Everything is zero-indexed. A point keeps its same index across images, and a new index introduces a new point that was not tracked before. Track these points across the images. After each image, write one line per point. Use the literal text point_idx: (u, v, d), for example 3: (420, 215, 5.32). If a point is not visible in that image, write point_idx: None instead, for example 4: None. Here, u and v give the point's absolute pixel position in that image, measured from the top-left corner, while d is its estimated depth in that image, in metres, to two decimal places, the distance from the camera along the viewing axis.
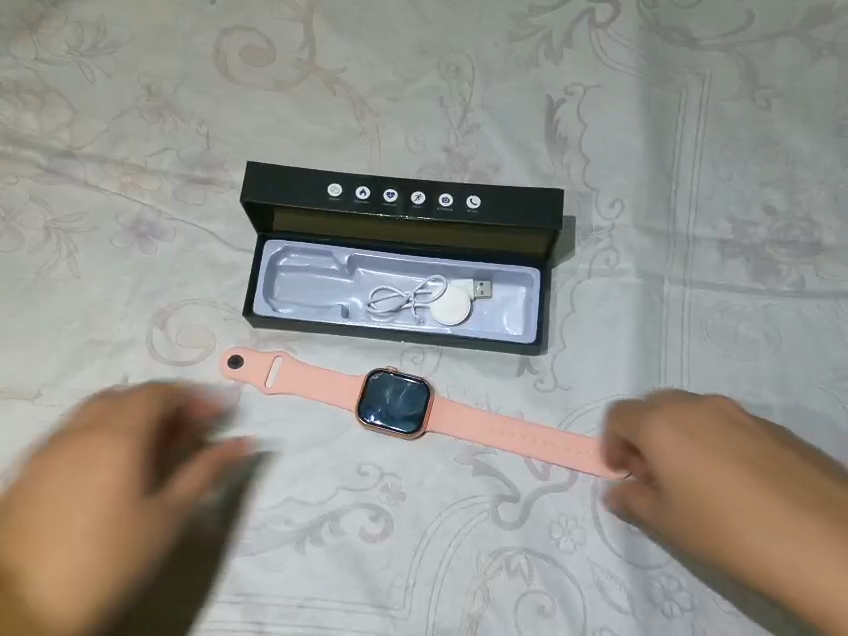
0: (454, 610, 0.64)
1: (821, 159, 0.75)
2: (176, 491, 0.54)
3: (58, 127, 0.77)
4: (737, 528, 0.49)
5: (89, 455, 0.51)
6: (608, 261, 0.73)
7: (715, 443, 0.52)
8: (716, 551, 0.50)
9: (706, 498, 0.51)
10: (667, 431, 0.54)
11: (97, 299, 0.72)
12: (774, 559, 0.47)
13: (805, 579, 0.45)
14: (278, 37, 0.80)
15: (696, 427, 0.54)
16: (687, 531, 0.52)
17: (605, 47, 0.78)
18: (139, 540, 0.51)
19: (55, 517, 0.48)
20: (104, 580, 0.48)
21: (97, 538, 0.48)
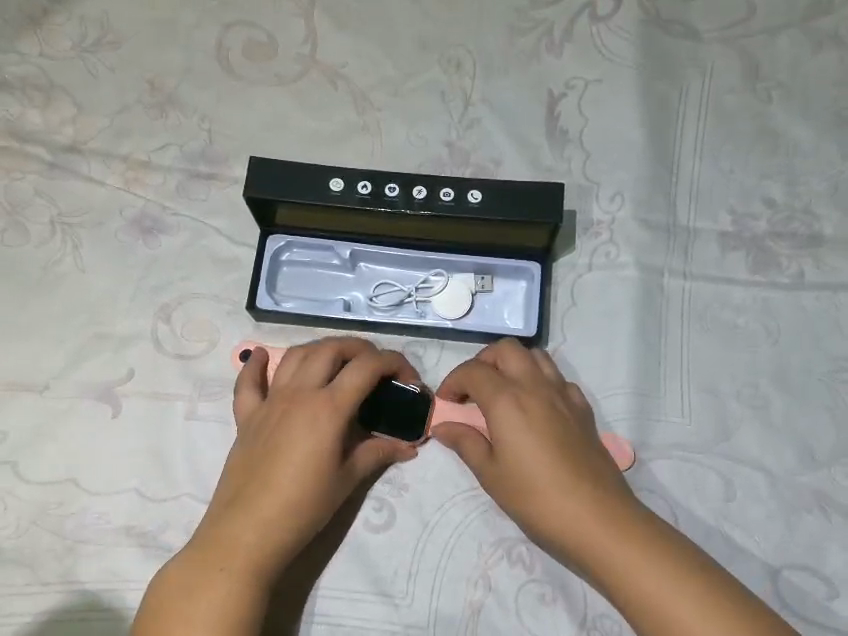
0: (456, 598, 0.65)
1: (822, 151, 0.75)
2: (366, 458, 0.65)
3: (62, 122, 0.78)
4: (555, 507, 0.58)
5: (308, 427, 0.60)
6: (608, 254, 0.73)
7: (538, 425, 0.60)
8: (536, 523, 0.59)
9: (535, 482, 0.59)
10: (503, 416, 0.61)
11: (102, 293, 0.73)
12: (585, 539, 0.56)
13: (609, 560, 0.55)
14: (279, 31, 0.80)
15: (520, 411, 0.61)
16: (515, 501, 0.60)
17: (606, 40, 0.78)
18: (336, 497, 0.61)
19: (287, 481, 0.59)
20: (291, 534, 0.58)
21: (314, 501, 0.59)
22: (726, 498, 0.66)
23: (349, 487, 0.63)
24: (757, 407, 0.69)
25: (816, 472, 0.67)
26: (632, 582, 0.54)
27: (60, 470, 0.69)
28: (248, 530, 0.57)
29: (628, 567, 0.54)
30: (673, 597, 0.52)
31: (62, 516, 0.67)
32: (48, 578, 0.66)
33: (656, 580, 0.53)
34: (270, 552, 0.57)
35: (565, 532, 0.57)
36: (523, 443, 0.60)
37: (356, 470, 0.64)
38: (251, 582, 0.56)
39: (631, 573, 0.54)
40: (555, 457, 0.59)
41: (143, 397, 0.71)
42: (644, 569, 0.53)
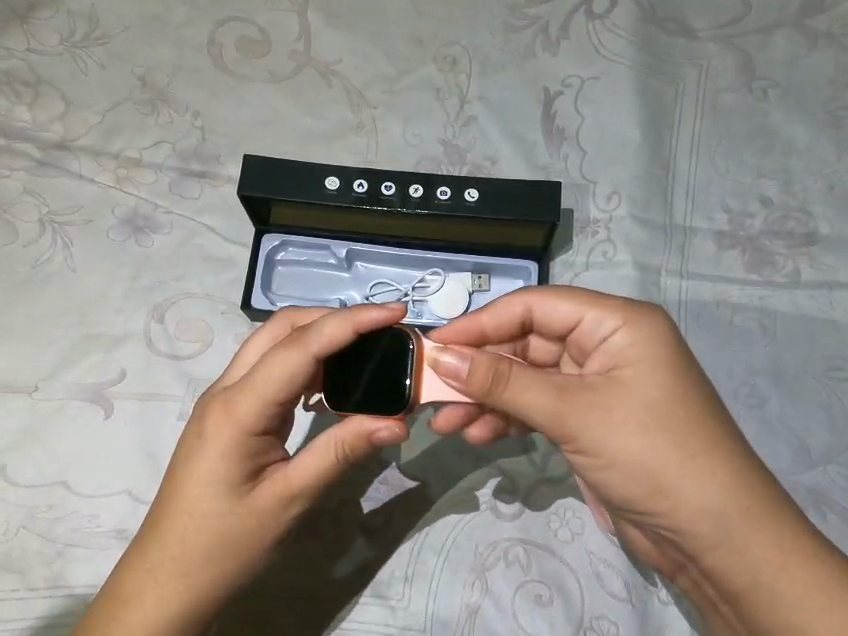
0: (452, 600, 0.65)
1: (818, 149, 0.75)
2: (308, 471, 0.54)
3: (51, 119, 0.76)
4: (704, 457, 0.50)
5: (203, 436, 0.54)
6: (605, 253, 0.73)
7: (688, 365, 0.53)
8: (672, 474, 0.50)
9: (683, 423, 0.51)
10: (655, 343, 0.53)
11: (94, 292, 0.72)
12: (730, 494, 0.50)
13: (755, 519, 0.50)
14: (272, 27, 0.79)
15: (675, 344, 0.53)
16: (645, 447, 0.50)
17: (603, 38, 0.78)
18: (256, 531, 0.54)
19: (188, 521, 0.54)
20: (203, 576, 0.54)
21: (222, 542, 0.54)
22: None
23: (280, 514, 0.55)
24: (753, 407, 0.68)
25: (813, 472, 0.66)
26: (774, 544, 0.50)
27: (51, 473, 0.67)
28: (153, 572, 0.54)
29: (773, 526, 0.50)
30: (815, 563, 0.49)
31: (52, 519, 0.66)
32: (37, 582, 0.65)
33: (797, 541, 0.50)
34: (176, 576, 0.54)
35: (707, 486, 0.50)
36: (675, 378, 0.52)
37: (290, 483, 0.54)
38: (159, 628, 0.53)
39: (780, 534, 0.50)
40: (707, 406, 0.52)
41: (135, 398, 0.70)
42: (787, 530, 0.50)
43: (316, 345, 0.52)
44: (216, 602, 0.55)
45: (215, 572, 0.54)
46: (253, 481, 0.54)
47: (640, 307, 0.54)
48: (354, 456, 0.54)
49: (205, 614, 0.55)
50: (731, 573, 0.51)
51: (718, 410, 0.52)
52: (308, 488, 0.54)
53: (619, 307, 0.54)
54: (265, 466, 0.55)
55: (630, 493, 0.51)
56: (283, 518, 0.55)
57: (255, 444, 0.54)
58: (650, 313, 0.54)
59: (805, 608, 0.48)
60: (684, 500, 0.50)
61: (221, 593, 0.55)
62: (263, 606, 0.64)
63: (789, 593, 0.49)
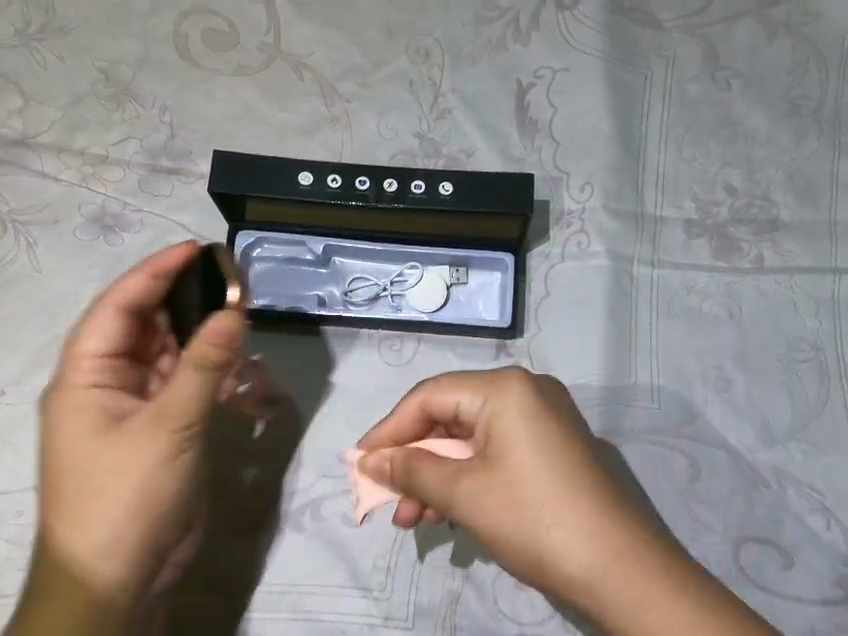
0: (434, 587, 0.66)
1: (779, 137, 0.77)
2: (173, 390, 0.52)
3: (10, 114, 0.74)
4: (564, 520, 0.48)
5: (59, 403, 0.55)
6: (579, 243, 0.74)
7: (546, 425, 0.51)
8: (538, 543, 0.49)
9: (546, 489, 0.49)
10: (510, 415, 0.52)
11: (63, 292, 0.70)
12: (588, 552, 0.47)
13: (615, 573, 0.47)
14: (240, 20, 0.78)
15: (538, 408, 0.52)
16: (516, 524, 0.49)
17: (573, 29, 0.79)
18: (125, 460, 0.52)
19: (79, 463, 0.53)
20: (82, 518, 0.52)
21: (125, 471, 0.52)
22: (693, 477, 0.68)
23: (139, 441, 0.53)
24: (721, 389, 0.70)
25: (777, 449, 0.69)
26: (641, 602, 0.46)
27: (23, 477, 0.66)
28: (75, 522, 0.52)
29: (634, 579, 0.46)
30: (676, 609, 0.45)
31: (24, 524, 0.65)
32: (11, 587, 0.63)
33: (657, 592, 0.46)
34: (97, 523, 0.52)
35: (572, 551, 0.48)
36: (537, 446, 0.51)
37: (155, 420, 0.53)
38: (112, 570, 0.53)
39: (645, 588, 0.46)
40: (576, 471, 0.50)
41: None
42: (659, 580, 0.46)
43: (118, 292, 0.57)
44: (120, 544, 0.53)
45: (110, 510, 0.52)
46: (113, 421, 0.54)
47: (504, 377, 0.54)
48: (210, 361, 0.50)
49: (123, 557, 0.53)
50: (611, 635, 0.47)
51: (589, 461, 0.51)
52: (180, 413, 0.52)
53: (485, 384, 0.54)
54: (113, 408, 0.55)
55: (517, 567, 0.51)
56: (162, 449, 0.53)
57: (111, 388, 0.56)
58: (515, 379, 0.54)
59: None
60: (556, 570, 0.48)
61: (118, 534, 0.53)
62: (225, 598, 0.65)
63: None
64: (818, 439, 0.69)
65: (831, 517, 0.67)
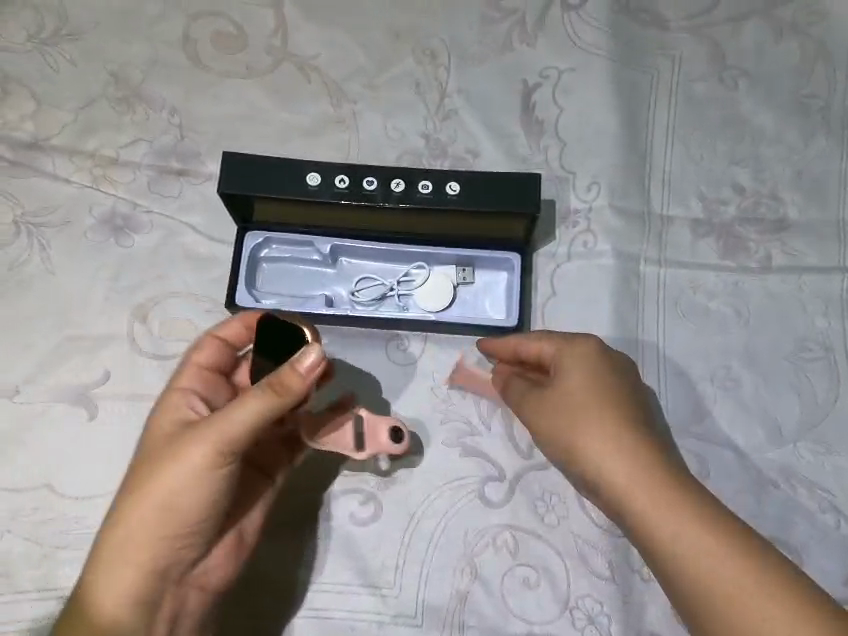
0: (442, 586, 0.66)
1: (786, 136, 0.77)
2: (229, 415, 0.53)
3: (22, 117, 0.75)
4: (619, 456, 0.53)
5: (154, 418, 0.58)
6: (586, 243, 0.74)
7: (611, 380, 0.57)
8: (595, 470, 0.54)
9: (605, 423, 0.55)
10: (584, 364, 0.58)
11: (74, 293, 0.71)
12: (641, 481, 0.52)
13: (658, 506, 0.51)
14: (248, 23, 0.79)
15: (606, 374, 0.58)
16: (581, 456, 0.55)
17: (578, 29, 0.79)
18: (199, 473, 0.54)
19: (151, 469, 0.54)
20: (122, 522, 0.54)
21: (189, 483, 0.54)
22: (701, 475, 0.68)
23: (212, 459, 0.54)
24: (729, 388, 0.70)
25: (786, 448, 0.68)
26: (682, 532, 0.49)
27: (35, 475, 0.67)
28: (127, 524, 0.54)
29: (676, 517, 0.50)
30: (719, 542, 0.48)
31: (36, 521, 0.66)
32: (24, 583, 0.64)
33: (703, 528, 0.49)
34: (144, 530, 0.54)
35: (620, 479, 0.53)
36: (601, 397, 0.56)
37: (226, 440, 0.54)
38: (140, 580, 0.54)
39: (686, 520, 0.49)
40: (633, 414, 0.56)
41: (119, 399, 0.69)
42: (706, 521, 0.49)
43: (225, 331, 0.63)
44: (148, 555, 0.54)
45: (145, 517, 0.54)
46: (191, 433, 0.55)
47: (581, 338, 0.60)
48: (285, 392, 0.53)
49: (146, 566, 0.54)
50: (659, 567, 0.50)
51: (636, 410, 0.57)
52: (230, 435, 0.53)
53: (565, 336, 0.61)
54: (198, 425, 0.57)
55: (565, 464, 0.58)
56: (208, 466, 0.54)
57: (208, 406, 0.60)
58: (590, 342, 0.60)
59: (709, 584, 0.47)
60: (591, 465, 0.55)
61: (145, 543, 0.54)
62: (269, 599, 0.65)
63: (704, 588, 0.47)
64: (826, 438, 0.69)
65: (841, 516, 0.67)
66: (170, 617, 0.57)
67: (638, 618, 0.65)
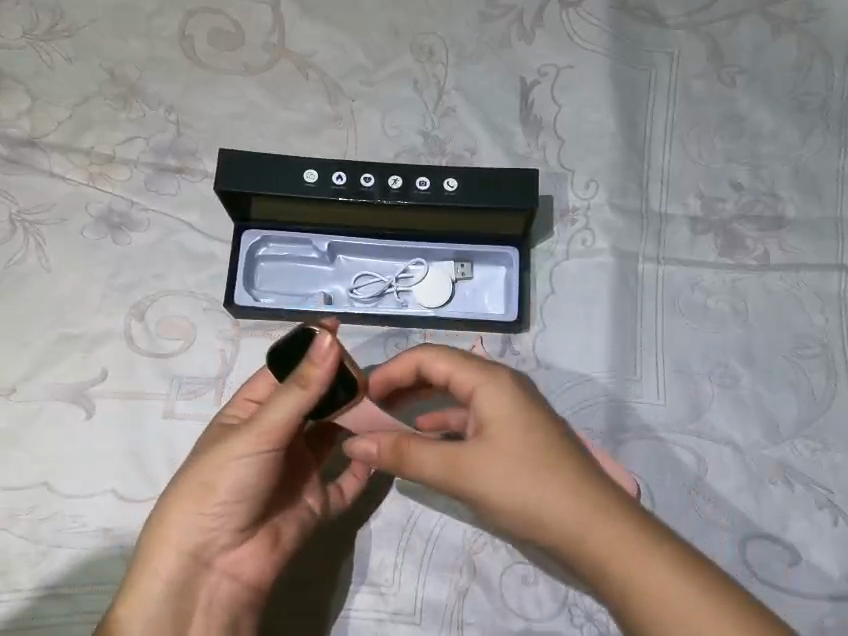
0: (441, 584, 0.66)
1: (784, 134, 0.77)
2: (265, 409, 0.54)
3: (18, 115, 0.75)
4: (549, 482, 0.49)
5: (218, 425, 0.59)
6: (584, 241, 0.74)
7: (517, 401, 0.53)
8: (526, 505, 0.49)
9: (536, 464, 0.50)
10: (494, 391, 0.54)
11: (71, 291, 0.71)
12: (573, 510, 0.47)
13: (593, 530, 0.46)
14: (245, 20, 0.78)
15: (524, 395, 0.54)
16: (509, 489, 0.50)
17: (576, 26, 0.79)
18: (244, 478, 0.55)
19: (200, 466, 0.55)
20: (164, 511, 0.55)
21: (236, 484, 0.55)
22: (700, 473, 0.68)
23: (256, 459, 0.54)
24: (728, 386, 0.70)
25: (784, 446, 0.68)
26: (601, 551, 0.46)
27: (33, 474, 0.66)
28: (173, 519, 0.55)
29: (609, 536, 0.46)
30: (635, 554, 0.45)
31: (34, 521, 0.65)
32: (22, 583, 0.64)
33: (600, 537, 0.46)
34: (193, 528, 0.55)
35: (555, 511, 0.48)
36: (527, 417, 0.52)
37: (268, 442, 0.54)
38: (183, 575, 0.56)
39: (619, 536, 0.46)
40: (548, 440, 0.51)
41: (117, 397, 0.69)
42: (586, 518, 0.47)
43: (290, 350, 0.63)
44: (183, 544, 0.55)
45: (184, 507, 0.55)
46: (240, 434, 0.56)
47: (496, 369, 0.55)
48: (312, 386, 0.53)
49: (183, 551, 0.55)
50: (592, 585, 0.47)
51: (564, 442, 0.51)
52: (268, 429, 0.53)
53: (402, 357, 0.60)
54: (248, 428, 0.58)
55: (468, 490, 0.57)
56: (256, 468, 0.54)
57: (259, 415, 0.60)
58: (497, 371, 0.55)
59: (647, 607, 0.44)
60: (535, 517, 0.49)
61: (187, 541, 0.55)
62: (296, 602, 0.65)
63: (639, 604, 0.44)
64: (824, 436, 0.69)
65: (839, 513, 0.67)
66: (205, 607, 0.57)
67: None
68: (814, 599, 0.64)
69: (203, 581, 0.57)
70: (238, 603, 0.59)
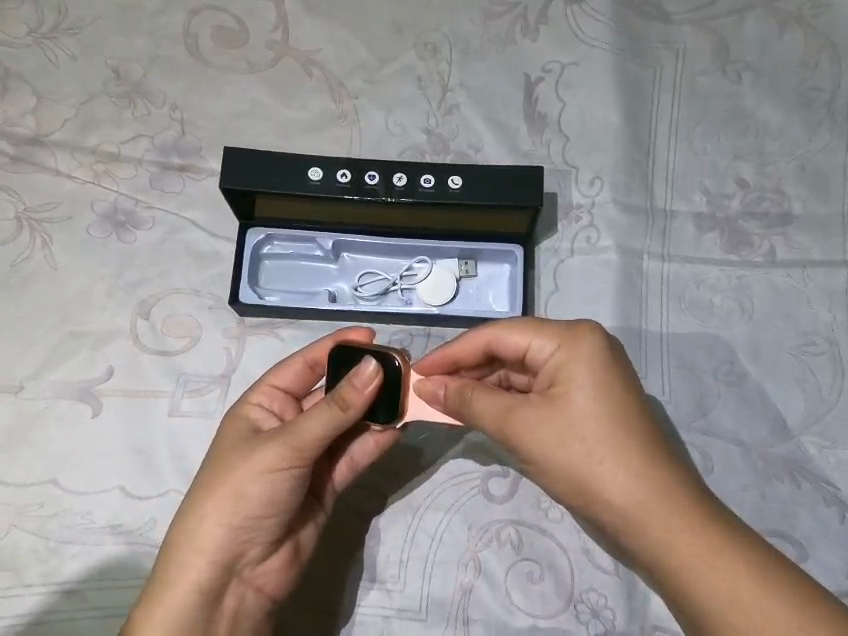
0: (447, 581, 0.66)
1: (790, 130, 0.76)
2: (300, 425, 0.53)
3: (23, 113, 0.75)
4: (613, 456, 0.49)
5: (238, 429, 0.59)
6: (589, 238, 0.74)
7: (606, 374, 0.52)
8: (584, 475, 0.50)
9: (614, 442, 0.49)
10: (580, 363, 0.52)
11: (77, 289, 0.71)
12: (635, 488, 0.48)
13: (654, 510, 0.47)
14: (249, 18, 0.78)
15: (607, 369, 0.52)
16: (564, 453, 0.50)
17: (580, 22, 0.79)
18: (271, 491, 0.54)
19: (227, 475, 0.55)
20: (193, 524, 0.55)
21: (266, 496, 0.54)
22: (705, 471, 0.67)
23: (287, 474, 0.54)
24: (733, 383, 0.70)
25: (789, 443, 0.68)
26: (675, 537, 0.46)
27: (41, 471, 0.67)
28: (202, 526, 0.54)
29: (671, 520, 0.47)
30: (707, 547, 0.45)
31: (43, 517, 0.66)
32: (31, 579, 0.64)
33: (678, 525, 0.46)
34: (222, 538, 0.54)
35: (616, 485, 0.48)
36: (599, 388, 0.51)
37: (301, 456, 0.54)
38: (213, 584, 0.54)
39: (681, 522, 0.46)
40: (628, 419, 0.50)
41: (124, 394, 0.69)
42: (666, 501, 0.47)
43: (306, 355, 0.61)
44: (215, 555, 0.54)
45: (213, 520, 0.54)
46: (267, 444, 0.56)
47: (580, 334, 0.53)
48: (350, 409, 0.53)
49: (215, 564, 0.54)
50: (645, 565, 0.48)
51: (646, 423, 0.51)
52: (300, 444, 0.53)
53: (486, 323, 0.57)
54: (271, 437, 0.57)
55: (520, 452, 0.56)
56: (285, 481, 0.54)
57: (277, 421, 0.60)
58: (583, 337, 0.53)
59: (710, 597, 0.44)
60: (601, 495, 0.49)
61: (216, 552, 0.54)
62: (301, 599, 0.65)
63: (694, 591, 0.45)
64: (830, 433, 0.68)
65: (845, 511, 0.66)
66: (231, 617, 0.57)
67: (641, 613, 0.65)
68: None
69: (229, 591, 0.56)
70: (259, 610, 0.59)
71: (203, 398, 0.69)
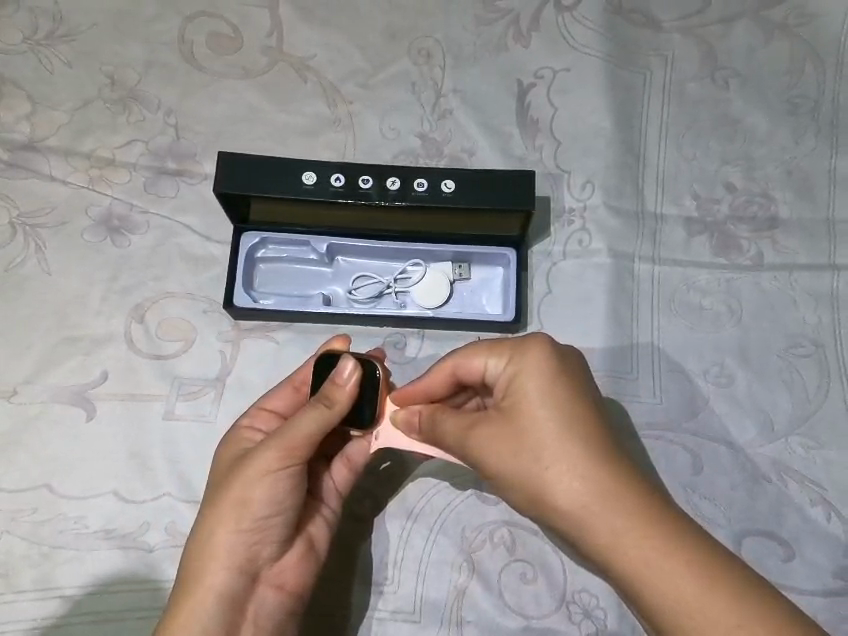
0: (441, 582, 0.66)
1: (777, 136, 0.78)
2: (289, 426, 0.54)
3: (18, 118, 0.75)
4: (561, 462, 0.50)
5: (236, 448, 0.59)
6: (581, 242, 0.75)
7: (551, 386, 0.52)
8: (536, 483, 0.50)
9: (562, 450, 0.50)
10: (527, 377, 0.53)
11: (72, 293, 0.72)
12: (581, 492, 0.48)
13: (600, 512, 0.48)
14: (244, 24, 0.79)
15: (554, 382, 0.52)
16: (519, 465, 0.51)
17: (572, 29, 0.80)
18: (273, 493, 0.55)
19: (227, 485, 0.55)
20: (203, 536, 0.55)
21: (269, 498, 0.55)
22: (695, 472, 0.68)
23: (286, 475, 0.55)
24: (723, 385, 0.71)
25: (778, 443, 0.69)
26: (621, 536, 0.46)
27: (35, 476, 0.67)
28: (210, 536, 0.55)
29: (616, 521, 0.47)
30: (651, 545, 0.46)
31: (37, 522, 0.66)
32: (24, 584, 0.64)
33: (623, 526, 0.47)
34: (229, 544, 0.54)
35: (563, 490, 0.49)
36: (549, 398, 0.52)
37: (298, 457, 0.55)
38: (230, 589, 0.55)
39: (625, 523, 0.47)
40: (575, 427, 0.51)
41: (118, 398, 0.69)
42: (611, 502, 0.48)
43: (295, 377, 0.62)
44: (229, 561, 0.55)
45: (218, 530, 0.54)
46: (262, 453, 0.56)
47: (528, 347, 0.54)
48: (338, 403, 0.54)
49: (232, 570, 0.55)
50: (599, 566, 0.48)
51: (596, 430, 0.51)
52: (293, 444, 0.54)
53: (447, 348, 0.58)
54: None
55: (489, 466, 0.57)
56: (286, 482, 0.55)
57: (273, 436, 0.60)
58: (532, 350, 0.53)
59: (657, 595, 0.45)
60: (552, 501, 0.50)
61: (228, 558, 0.55)
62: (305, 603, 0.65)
63: (641, 590, 0.45)
64: (818, 433, 0.70)
65: (832, 509, 0.67)
66: (252, 620, 0.57)
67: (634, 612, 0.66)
68: (808, 594, 0.65)
69: (250, 597, 0.57)
70: (278, 611, 0.59)
71: (196, 402, 0.69)
